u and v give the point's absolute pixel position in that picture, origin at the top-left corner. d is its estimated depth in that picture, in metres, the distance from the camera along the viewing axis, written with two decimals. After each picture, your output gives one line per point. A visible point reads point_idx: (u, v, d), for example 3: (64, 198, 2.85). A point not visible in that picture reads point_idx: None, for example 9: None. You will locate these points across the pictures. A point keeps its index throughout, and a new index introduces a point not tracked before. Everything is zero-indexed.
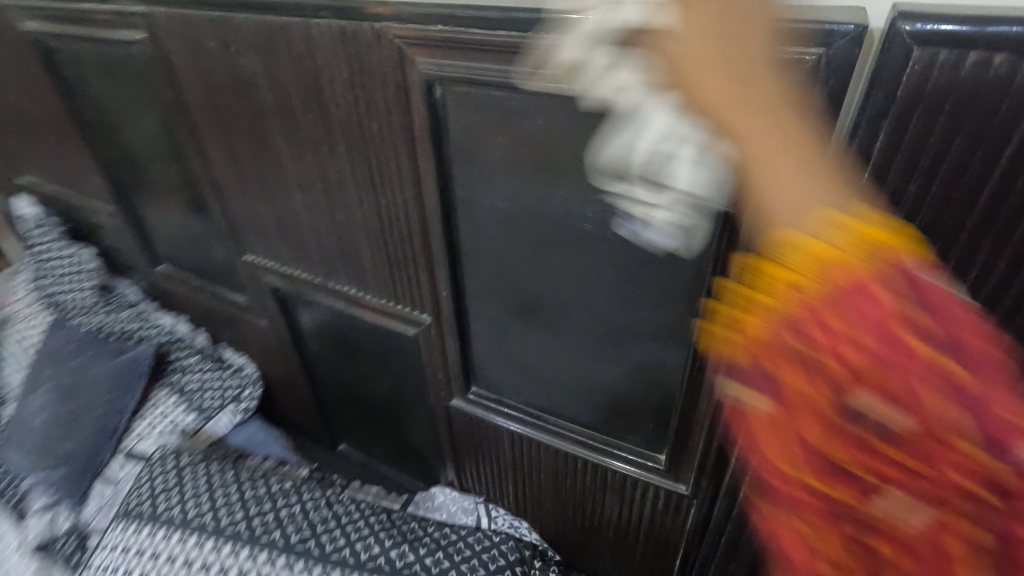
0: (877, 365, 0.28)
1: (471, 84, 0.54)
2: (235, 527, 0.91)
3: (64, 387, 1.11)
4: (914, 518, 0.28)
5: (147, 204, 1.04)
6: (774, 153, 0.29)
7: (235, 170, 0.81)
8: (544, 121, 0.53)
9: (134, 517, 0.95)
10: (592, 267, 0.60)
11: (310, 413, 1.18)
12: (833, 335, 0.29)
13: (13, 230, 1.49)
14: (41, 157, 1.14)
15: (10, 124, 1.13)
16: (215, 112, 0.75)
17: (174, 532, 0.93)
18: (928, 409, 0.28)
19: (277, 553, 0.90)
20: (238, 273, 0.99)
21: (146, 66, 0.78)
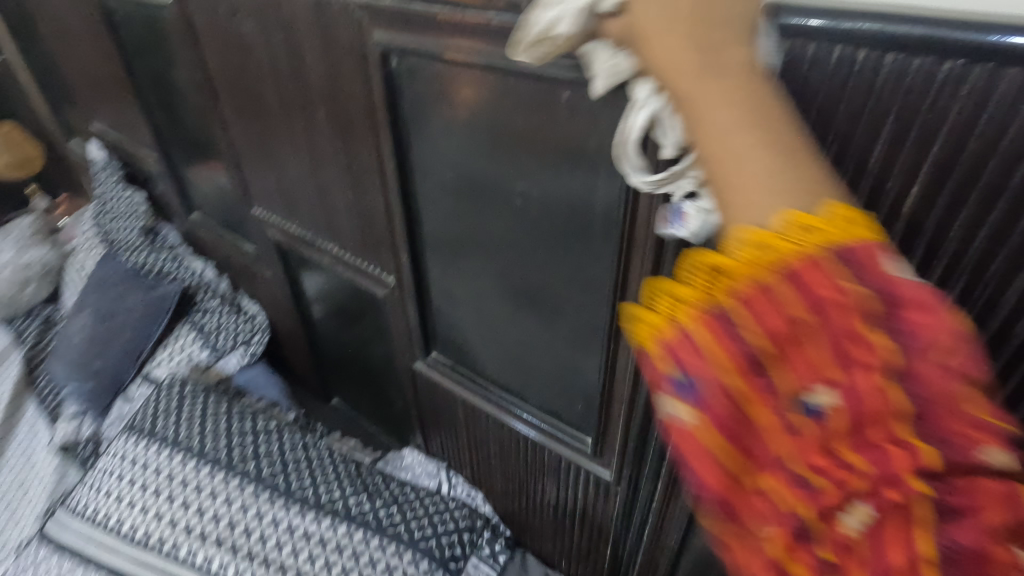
0: (825, 349, 0.31)
1: (418, 56, 0.57)
2: (217, 453, 1.00)
3: (102, 312, 1.26)
4: (863, 518, 0.31)
5: (183, 155, 1.15)
6: (722, 128, 0.32)
7: (244, 127, 0.88)
8: (478, 96, 0.56)
9: (136, 431, 1.06)
10: (522, 243, 0.62)
11: (308, 365, 1.26)
12: (785, 323, 0.31)
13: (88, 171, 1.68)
14: (105, 106, 1.28)
15: (83, 75, 1.27)
16: (227, 73, 0.83)
17: (165, 448, 1.02)
18: (884, 391, 0.30)
19: (248, 481, 0.97)
20: (249, 225, 1.07)
21: (177, 27, 0.87)
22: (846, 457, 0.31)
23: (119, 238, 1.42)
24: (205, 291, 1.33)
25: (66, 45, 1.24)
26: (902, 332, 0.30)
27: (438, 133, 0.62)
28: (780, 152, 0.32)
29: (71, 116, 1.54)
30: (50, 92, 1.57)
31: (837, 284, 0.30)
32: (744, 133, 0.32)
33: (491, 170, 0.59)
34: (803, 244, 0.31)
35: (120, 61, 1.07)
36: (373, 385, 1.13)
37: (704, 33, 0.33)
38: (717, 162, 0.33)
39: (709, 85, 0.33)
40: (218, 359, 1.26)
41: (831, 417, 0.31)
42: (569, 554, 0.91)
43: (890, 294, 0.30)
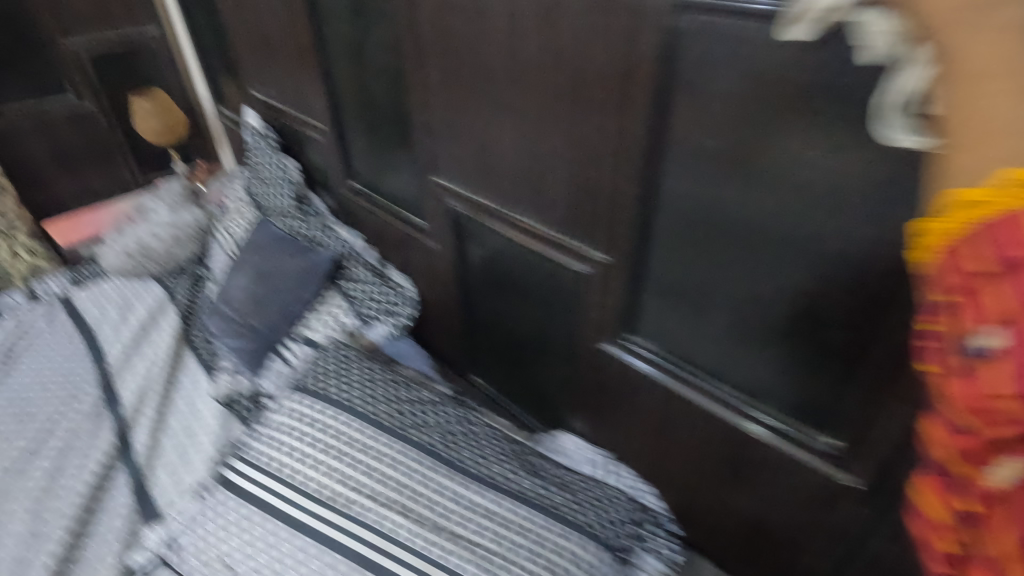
0: (996, 297, 0.32)
1: (716, 14, 0.53)
2: (383, 418, 1.01)
3: (264, 273, 1.31)
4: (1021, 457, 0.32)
5: (353, 122, 1.16)
6: (971, 64, 0.30)
7: (446, 93, 0.88)
8: (789, 58, 0.51)
9: (304, 391, 1.09)
10: (801, 221, 0.58)
11: (454, 340, 1.26)
12: (973, 275, 0.33)
13: (235, 139, 1.75)
14: (274, 74, 1.31)
15: (256, 42, 1.31)
16: (443, 36, 0.82)
17: (332, 409, 1.04)
18: None
19: (414, 448, 0.97)
20: (423, 195, 1.07)
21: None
22: (1000, 433, 0.32)
23: (273, 204, 1.47)
24: (353, 260, 1.34)
25: (244, 12, 1.29)
26: None
27: (716, 98, 0.58)
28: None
29: (228, 84, 1.61)
30: (212, 61, 1.65)
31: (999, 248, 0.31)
32: (1008, 74, 0.29)
33: (785, 140, 0.55)
34: (1013, 198, 0.31)
35: (309, 27, 1.10)
36: (526, 366, 1.11)
37: None
38: (964, 104, 0.32)
39: (977, 56, 0.30)
40: (367, 327, 1.28)
41: (997, 361, 0.32)
42: (758, 558, 0.86)
43: None
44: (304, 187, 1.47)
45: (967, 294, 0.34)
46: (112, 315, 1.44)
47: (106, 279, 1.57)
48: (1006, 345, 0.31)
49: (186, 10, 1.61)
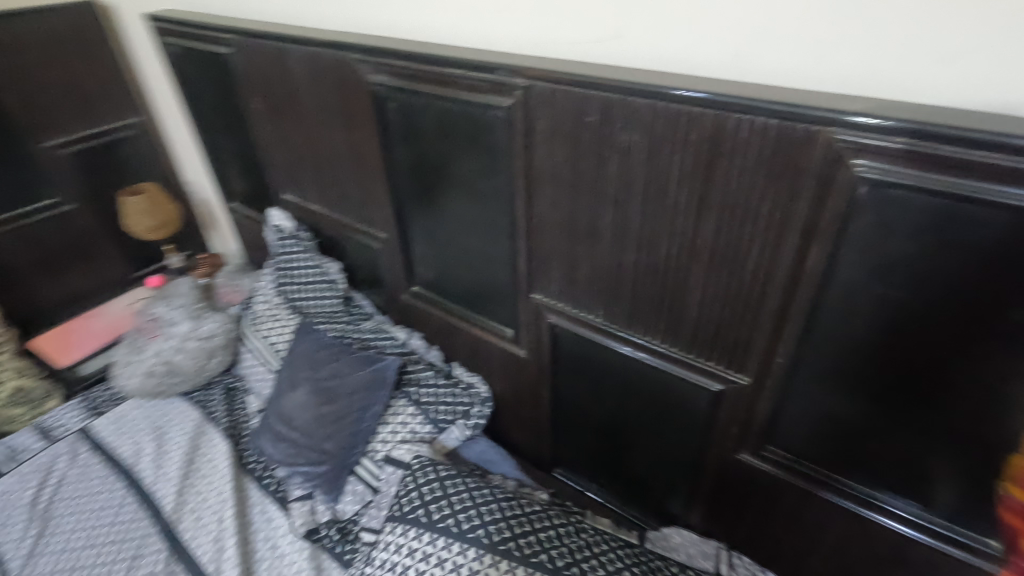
0: None
1: (909, 190, 0.59)
2: (508, 545, 0.95)
3: (324, 390, 1.24)
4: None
5: (423, 233, 1.15)
6: None
7: (563, 222, 0.89)
8: (985, 233, 0.57)
9: (410, 522, 1.02)
10: (974, 363, 0.64)
11: (538, 434, 1.26)
12: None
13: (251, 233, 1.68)
14: (321, 182, 1.28)
15: (298, 151, 1.27)
16: (567, 174, 0.84)
17: (451, 541, 0.97)
18: None
19: (548, 575, 0.92)
20: (515, 304, 1.08)
21: (498, 128, 0.88)
22: None
23: (314, 308, 1.40)
24: (415, 362, 1.31)
25: (285, 121, 1.24)
26: None
27: (899, 260, 0.63)
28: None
29: (247, 182, 1.55)
30: (220, 157, 1.57)
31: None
32: None
33: (968, 296, 0.61)
34: None
35: (378, 146, 1.07)
36: (626, 460, 1.13)
37: None
38: None
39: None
40: (441, 433, 1.24)
41: None
42: None
43: None
44: (348, 287, 1.42)
45: None
46: (147, 449, 1.33)
47: (127, 405, 1.45)
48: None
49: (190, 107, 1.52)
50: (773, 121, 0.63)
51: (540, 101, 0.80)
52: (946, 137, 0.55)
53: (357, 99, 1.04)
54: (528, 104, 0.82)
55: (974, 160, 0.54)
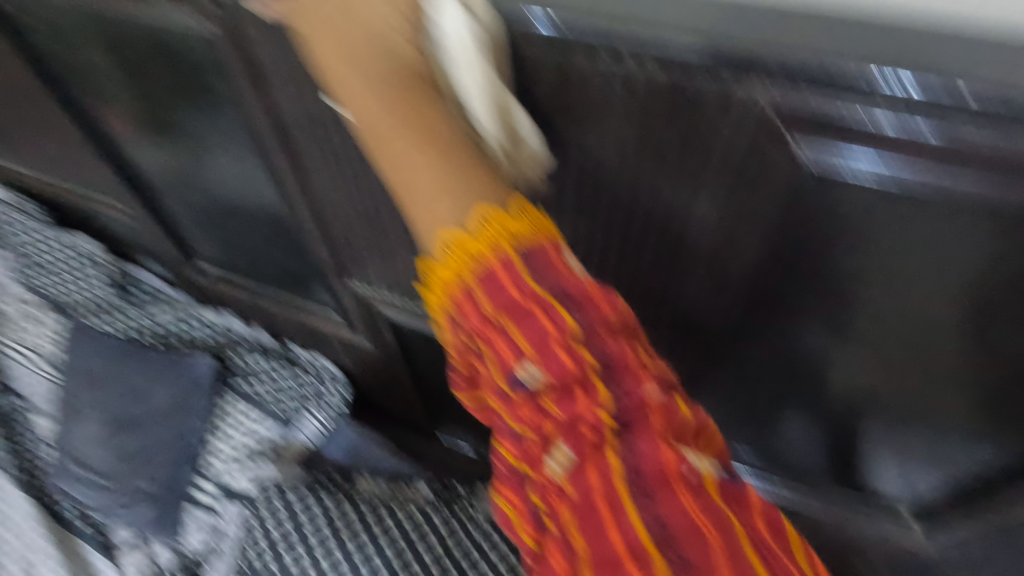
0: (572, 396, 0.36)
1: (866, 178, 0.37)
2: None
3: (120, 417, 0.96)
4: (567, 461, 0.36)
5: (186, 205, 0.79)
6: (421, 185, 0.39)
7: (358, 201, 0.59)
8: (961, 233, 0.38)
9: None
10: (948, 355, 0.46)
11: (409, 407, 1.07)
12: (516, 384, 0.37)
13: None
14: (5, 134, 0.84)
15: None
16: (340, 140, 0.52)
17: None
18: (578, 426, 0.36)
19: None
20: (334, 294, 0.79)
21: (214, 65, 0.52)
22: (550, 429, 0.37)
23: (76, 300, 1.03)
24: (238, 348, 1.02)
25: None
26: (624, 387, 0.37)
27: (834, 258, 0.44)
28: (452, 177, 0.39)
29: None
30: None
31: (520, 279, 0.37)
32: (427, 161, 0.39)
33: (914, 304, 0.44)
34: (489, 248, 0.37)
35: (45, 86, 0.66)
36: None
37: (412, 112, 0.40)
38: (403, 176, 0.40)
39: (385, 125, 0.40)
40: (292, 429, 1.01)
41: (543, 389, 0.36)
42: None
43: (634, 430, 0.36)
44: (121, 266, 1.05)
45: (489, 343, 0.37)
46: None
47: None
48: (546, 378, 0.36)
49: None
50: (632, 63, 0.37)
51: (254, 25, 0.45)
52: (947, 111, 0.32)
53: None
54: (240, 29, 0.47)
55: (990, 152, 0.33)
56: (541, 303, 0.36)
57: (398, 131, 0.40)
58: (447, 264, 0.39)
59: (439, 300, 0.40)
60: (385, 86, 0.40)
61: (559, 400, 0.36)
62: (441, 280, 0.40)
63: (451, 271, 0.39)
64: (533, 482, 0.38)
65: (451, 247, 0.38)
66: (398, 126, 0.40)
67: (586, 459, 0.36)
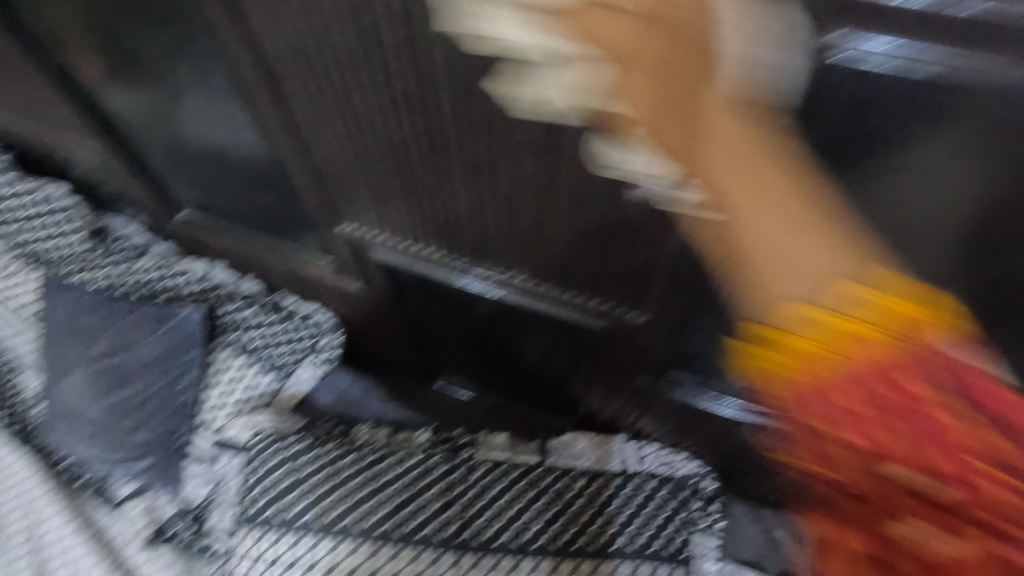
0: (926, 406, 0.38)
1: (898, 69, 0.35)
2: (388, 527, 0.86)
3: (110, 369, 0.93)
4: (933, 482, 0.40)
5: (162, 141, 0.74)
6: (760, 226, 0.33)
7: (345, 131, 0.54)
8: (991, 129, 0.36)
9: (266, 525, 0.87)
10: (951, 268, 0.47)
11: (407, 355, 1.05)
12: (901, 391, 0.38)
13: None
14: None
15: None
16: (324, 60, 0.47)
17: (322, 538, 0.86)
18: (971, 474, 0.38)
19: (439, 549, 0.86)
20: (322, 235, 0.75)
21: None
22: (974, 464, 0.38)
23: (56, 251, 0.97)
24: (227, 300, 0.99)
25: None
26: (988, 415, 0.37)
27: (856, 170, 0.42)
28: (795, 203, 0.33)
29: None
30: None
31: (914, 369, 0.38)
32: (752, 155, 0.31)
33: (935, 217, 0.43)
34: (877, 325, 0.39)
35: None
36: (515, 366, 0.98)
37: (703, 61, 0.28)
38: (750, 227, 0.33)
39: (670, 103, 0.29)
40: (288, 379, 1.01)
41: (885, 405, 0.39)
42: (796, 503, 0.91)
43: (978, 402, 0.38)
44: (93, 214, 0.98)
45: (873, 419, 0.40)
46: None
47: None
48: (906, 398, 0.38)
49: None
50: None
51: None
52: None
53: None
54: None
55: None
56: (903, 342, 0.38)
57: (658, 105, 0.29)
58: (776, 332, 0.41)
59: (768, 356, 0.45)
60: (671, 51, 0.27)
61: (905, 423, 0.39)
62: (769, 339, 0.43)
63: (765, 330, 0.42)
64: (930, 506, 0.41)
65: (808, 314, 0.39)
66: (659, 84, 0.28)
67: (976, 494, 0.38)
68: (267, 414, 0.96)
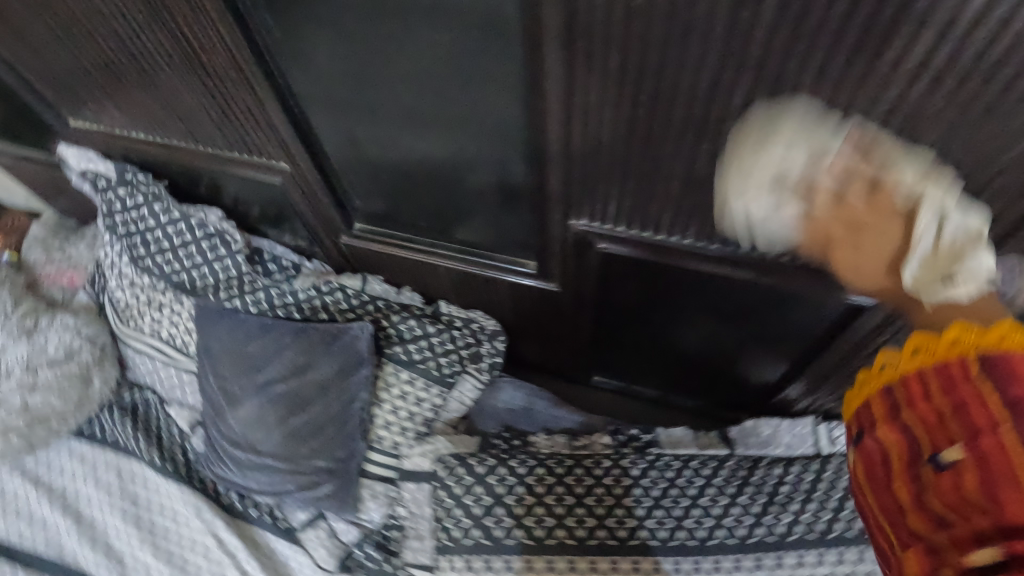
0: None
1: None
2: (599, 538, 0.83)
3: (281, 399, 0.89)
4: None
5: (353, 153, 0.70)
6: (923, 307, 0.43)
7: (635, 111, 0.53)
8: None
9: (471, 551, 0.84)
10: None
11: (570, 357, 1.01)
12: None
13: (52, 181, 1.09)
14: (127, 98, 0.73)
15: (60, 47, 0.69)
16: (656, 32, 0.46)
17: (534, 558, 0.83)
18: None
19: (654, 555, 0.83)
20: (538, 234, 0.71)
21: None
22: None
23: (203, 279, 0.95)
24: (388, 313, 0.96)
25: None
26: None
27: None
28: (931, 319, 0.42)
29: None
30: None
31: None
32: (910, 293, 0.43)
33: None
34: None
35: (222, 28, 0.56)
36: (692, 360, 0.94)
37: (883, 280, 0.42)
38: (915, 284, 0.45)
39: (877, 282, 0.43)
40: (453, 391, 0.97)
41: None
42: None
43: None
44: (245, 236, 0.95)
45: None
46: (65, 526, 0.96)
47: None
48: None
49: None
50: None
51: None
52: None
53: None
54: None
55: None
56: None
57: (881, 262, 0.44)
58: None
59: None
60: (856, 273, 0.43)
61: None
62: None
63: None
64: None
65: None
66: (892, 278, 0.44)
67: None
68: (444, 439, 0.93)
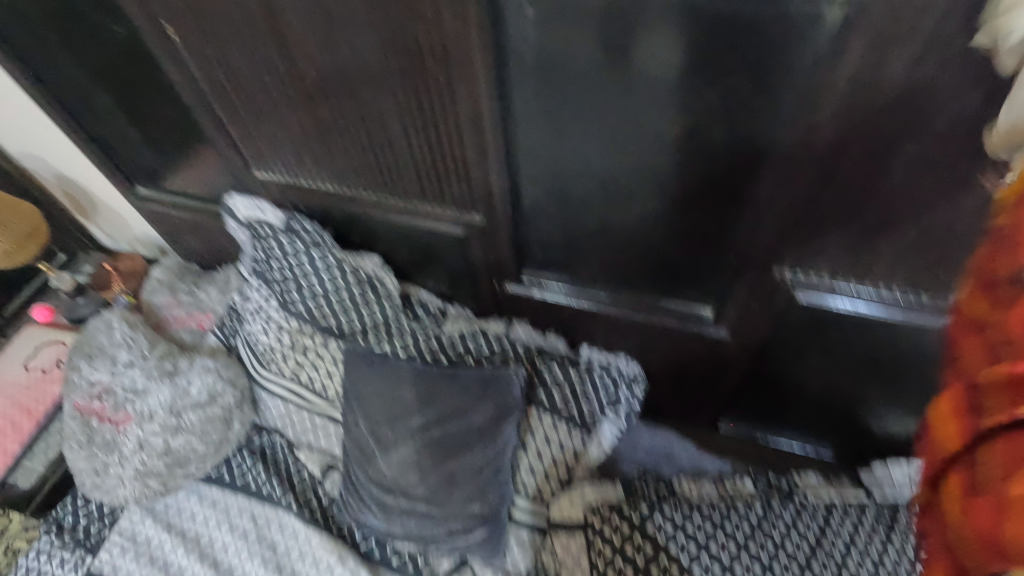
0: None
1: None
2: None
3: (435, 443, 0.90)
4: None
5: (552, 202, 0.79)
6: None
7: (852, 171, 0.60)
8: None
9: None
10: None
11: (698, 404, 1.06)
12: None
13: (199, 230, 1.16)
14: (342, 151, 0.82)
15: (295, 106, 0.79)
16: (894, 113, 0.55)
17: None
18: None
19: None
20: (722, 280, 0.80)
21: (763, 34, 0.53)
22: None
23: (351, 323, 0.97)
24: (531, 358, 0.97)
25: (261, 58, 0.73)
26: None
27: None
28: None
29: (185, 159, 1.02)
30: (116, 124, 1.00)
31: None
32: None
33: None
34: None
35: (485, 93, 0.66)
36: (830, 411, 0.95)
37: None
38: None
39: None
40: (592, 436, 0.95)
41: None
42: None
43: None
44: (396, 283, 1.00)
45: None
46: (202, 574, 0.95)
47: (127, 518, 1.01)
48: None
49: (21, 56, 0.91)
50: None
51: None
52: None
53: (440, 16, 0.61)
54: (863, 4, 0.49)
55: None
56: None
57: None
58: None
59: None
60: None
61: None
62: None
63: None
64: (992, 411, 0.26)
65: None
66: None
67: None
68: (590, 487, 0.93)
